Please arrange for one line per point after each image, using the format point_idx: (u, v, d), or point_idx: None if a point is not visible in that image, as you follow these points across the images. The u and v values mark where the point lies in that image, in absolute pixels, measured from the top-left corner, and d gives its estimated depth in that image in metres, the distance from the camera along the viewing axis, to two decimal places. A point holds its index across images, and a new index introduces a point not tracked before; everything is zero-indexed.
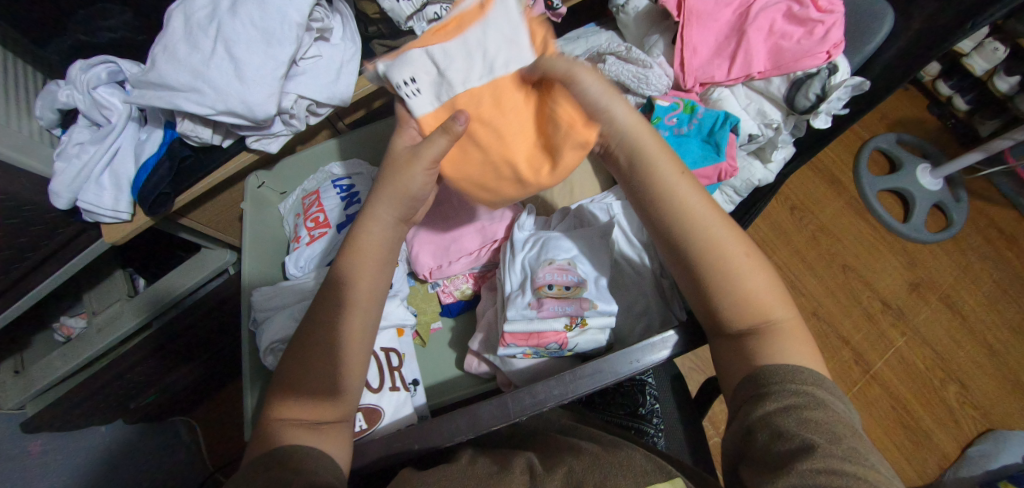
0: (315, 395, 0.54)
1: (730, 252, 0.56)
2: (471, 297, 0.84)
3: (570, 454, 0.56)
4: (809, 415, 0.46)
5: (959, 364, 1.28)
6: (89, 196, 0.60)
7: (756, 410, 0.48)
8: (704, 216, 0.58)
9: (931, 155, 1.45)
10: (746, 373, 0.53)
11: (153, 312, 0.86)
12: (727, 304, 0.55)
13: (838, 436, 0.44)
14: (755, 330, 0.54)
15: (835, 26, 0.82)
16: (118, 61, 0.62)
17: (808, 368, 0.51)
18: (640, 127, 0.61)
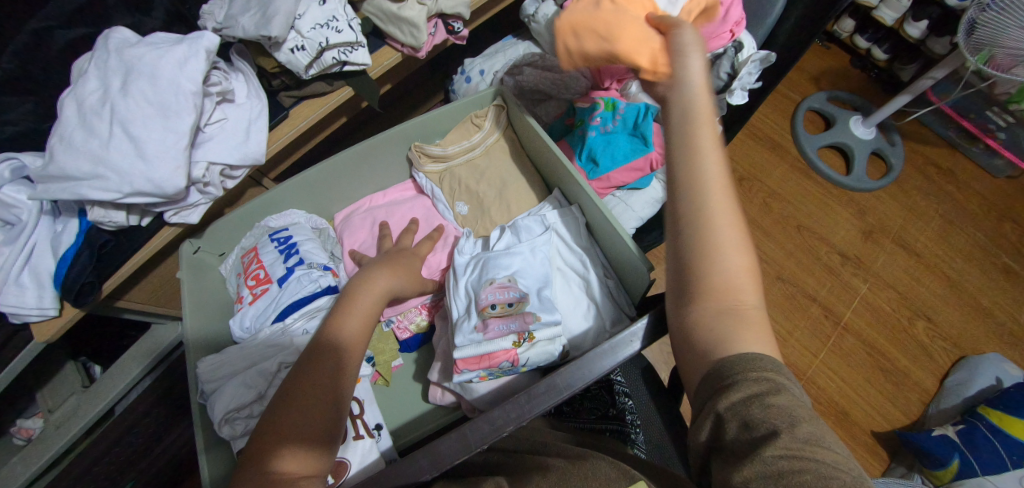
0: (304, 445, 0.52)
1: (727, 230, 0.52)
2: (427, 329, 0.84)
3: (538, 475, 0.59)
4: (772, 401, 0.44)
5: (923, 301, 1.32)
6: (10, 298, 0.58)
7: (722, 401, 0.46)
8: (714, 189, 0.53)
9: (861, 108, 1.50)
10: (706, 370, 0.49)
11: (152, 362, 0.87)
12: (696, 264, 0.52)
13: (798, 419, 0.43)
14: (726, 312, 0.51)
15: (733, 5, 0.84)
16: (19, 156, 0.60)
17: (765, 354, 0.48)
18: (703, 89, 0.56)
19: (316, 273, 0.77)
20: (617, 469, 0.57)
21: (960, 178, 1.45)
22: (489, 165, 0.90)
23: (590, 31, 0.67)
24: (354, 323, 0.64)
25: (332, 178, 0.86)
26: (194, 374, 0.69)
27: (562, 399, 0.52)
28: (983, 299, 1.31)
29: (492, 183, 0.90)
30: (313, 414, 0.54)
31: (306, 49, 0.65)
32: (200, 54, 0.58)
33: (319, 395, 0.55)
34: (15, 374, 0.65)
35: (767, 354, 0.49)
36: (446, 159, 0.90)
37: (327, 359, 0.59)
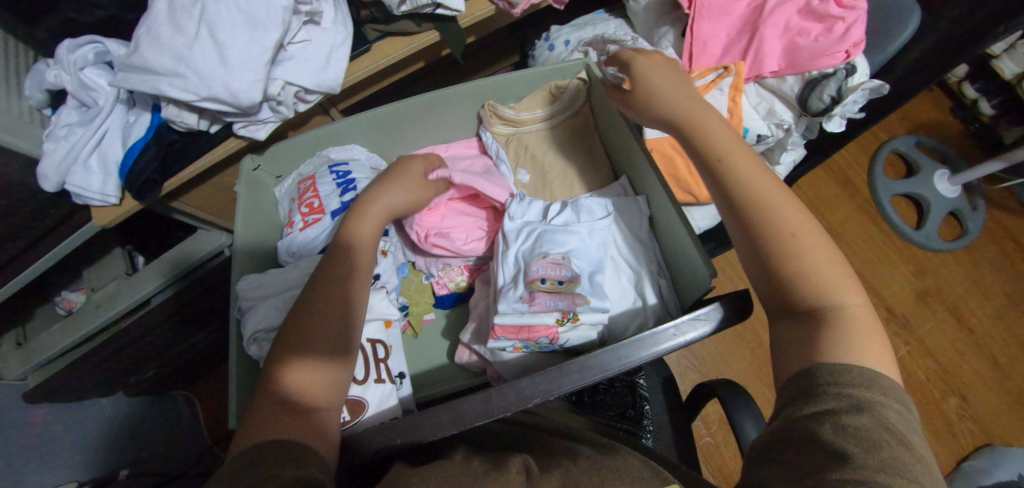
0: (318, 364, 0.55)
1: (817, 259, 0.53)
2: (465, 289, 0.85)
3: (566, 458, 0.60)
4: (847, 421, 0.43)
5: (966, 377, 1.25)
6: (77, 179, 0.60)
7: (799, 410, 0.45)
8: (795, 227, 0.55)
9: (950, 161, 1.40)
10: (800, 368, 0.49)
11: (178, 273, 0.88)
12: (790, 282, 0.53)
13: (879, 445, 0.41)
14: (811, 312, 0.51)
15: (856, 24, 0.81)
16: (105, 42, 0.60)
17: (865, 366, 0.47)
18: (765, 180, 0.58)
19: None
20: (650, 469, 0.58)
21: None
22: (559, 138, 0.89)
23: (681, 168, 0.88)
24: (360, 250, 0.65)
25: (397, 122, 0.84)
26: (235, 289, 0.70)
27: (595, 379, 0.53)
28: None
29: (559, 157, 0.88)
30: (320, 337, 0.56)
31: None
32: None
33: (333, 322, 0.58)
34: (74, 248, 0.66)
35: (865, 367, 0.47)
36: (517, 124, 0.88)
37: (338, 287, 0.61)
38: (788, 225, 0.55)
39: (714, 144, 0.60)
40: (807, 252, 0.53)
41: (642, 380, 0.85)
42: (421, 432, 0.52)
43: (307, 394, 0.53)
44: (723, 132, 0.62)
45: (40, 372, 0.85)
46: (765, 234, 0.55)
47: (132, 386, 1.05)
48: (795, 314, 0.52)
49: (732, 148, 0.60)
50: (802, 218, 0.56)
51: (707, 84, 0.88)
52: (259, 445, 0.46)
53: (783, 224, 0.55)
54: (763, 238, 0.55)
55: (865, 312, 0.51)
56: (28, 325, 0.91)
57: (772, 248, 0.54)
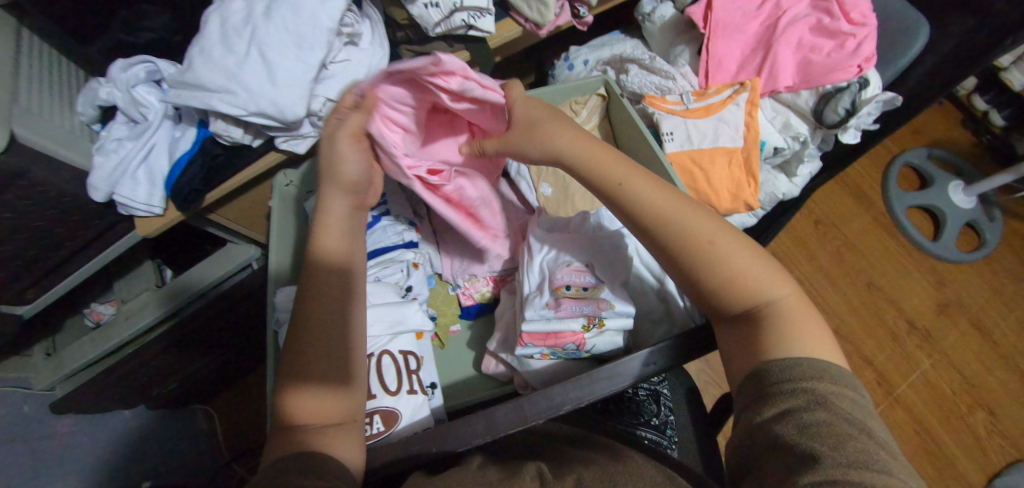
0: (324, 387, 0.54)
1: (735, 261, 0.55)
2: (490, 300, 0.86)
3: (584, 467, 0.60)
4: (805, 418, 0.44)
5: (989, 391, 1.24)
6: (125, 190, 0.62)
7: (757, 416, 0.46)
8: (703, 236, 0.56)
9: (964, 173, 1.41)
10: (751, 368, 0.51)
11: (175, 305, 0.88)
12: (717, 290, 0.54)
13: (842, 439, 0.42)
14: (743, 312, 0.53)
15: (867, 39, 0.83)
16: (156, 61, 0.64)
17: (810, 358, 0.49)
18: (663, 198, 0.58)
19: (401, 227, 0.83)
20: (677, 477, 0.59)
21: None
22: None
23: (698, 180, 0.90)
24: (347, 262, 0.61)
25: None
26: (273, 300, 0.72)
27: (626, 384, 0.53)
28: None
29: None
30: (329, 348, 0.56)
31: (439, 7, 0.65)
32: None
33: (331, 342, 0.57)
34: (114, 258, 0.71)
35: (810, 358, 0.49)
36: None
37: (343, 301, 0.59)
38: (697, 236, 0.56)
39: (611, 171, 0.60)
40: (721, 256, 0.55)
41: (665, 389, 0.85)
42: (446, 441, 0.53)
43: (322, 401, 0.54)
44: (602, 150, 0.62)
45: (68, 382, 0.90)
46: (685, 245, 0.56)
47: (154, 398, 1.07)
48: (723, 319, 0.55)
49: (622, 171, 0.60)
50: (709, 220, 0.57)
51: (723, 99, 0.90)
52: (289, 454, 0.48)
53: (697, 237, 0.55)
54: (679, 258, 0.56)
55: (791, 301, 0.54)
56: (56, 339, 0.98)
57: (692, 262, 0.55)
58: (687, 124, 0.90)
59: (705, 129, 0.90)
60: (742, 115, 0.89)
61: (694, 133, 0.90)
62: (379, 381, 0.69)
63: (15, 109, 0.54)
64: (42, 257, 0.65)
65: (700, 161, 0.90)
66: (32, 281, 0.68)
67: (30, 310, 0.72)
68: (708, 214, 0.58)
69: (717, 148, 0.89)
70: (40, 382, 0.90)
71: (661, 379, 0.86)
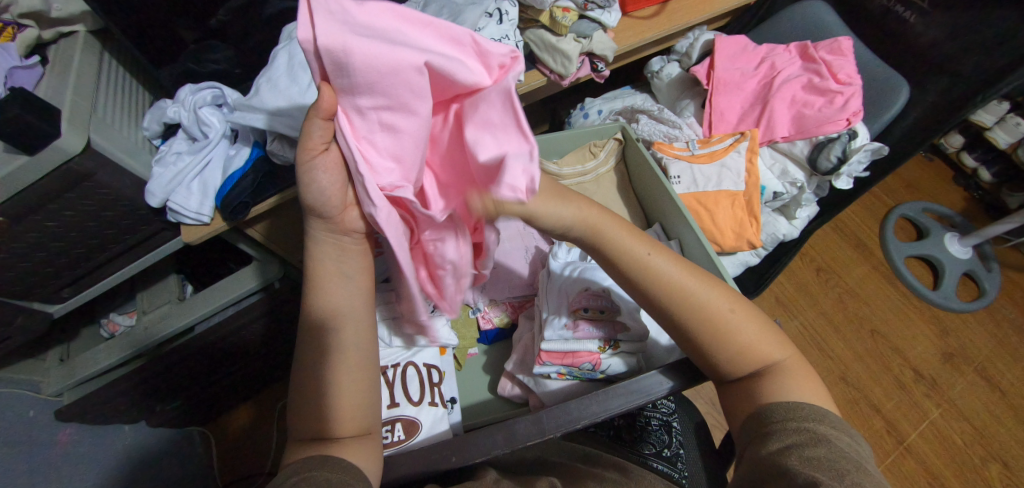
0: (315, 417, 0.55)
1: (740, 330, 0.58)
2: (508, 326, 0.88)
3: (593, 481, 0.61)
4: (810, 453, 0.47)
5: (1001, 443, 1.22)
6: (178, 198, 0.68)
7: (761, 449, 0.50)
8: (713, 311, 0.58)
9: (958, 225, 1.46)
10: (750, 413, 0.55)
11: (133, 351, 0.88)
12: (723, 356, 0.57)
13: (843, 472, 0.45)
14: (752, 371, 0.57)
15: (853, 97, 0.90)
16: (222, 87, 0.72)
17: (810, 403, 0.53)
18: (683, 275, 0.60)
19: None
20: None
21: None
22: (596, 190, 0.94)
23: (703, 217, 0.95)
24: (366, 300, 0.60)
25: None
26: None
27: (633, 405, 0.56)
28: None
29: None
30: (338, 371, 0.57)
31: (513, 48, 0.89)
32: None
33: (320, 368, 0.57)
34: (153, 261, 0.76)
35: (813, 404, 0.53)
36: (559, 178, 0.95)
37: (362, 330, 0.59)
38: (713, 310, 0.58)
39: (633, 250, 0.61)
40: (734, 329, 0.58)
41: (675, 423, 0.83)
42: (463, 453, 0.55)
43: (330, 414, 0.55)
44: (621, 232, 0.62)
45: (75, 390, 0.92)
46: (701, 321, 0.58)
47: (156, 415, 1.08)
48: (730, 381, 0.58)
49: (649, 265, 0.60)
50: (717, 294, 0.60)
51: (728, 145, 0.96)
52: (304, 462, 0.51)
53: (712, 316, 0.58)
54: (690, 325, 0.58)
55: (792, 357, 0.58)
56: (71, 344, 1.00)
57: (709, 343, 0.58)
58: (692, 169, 0.95)
59: (710, 174, 0.95)
60: (743, 160, 0.95)
61: (700, 175, 0.95)
62: (403, 391, 0.75)
63: (92, 120, 0.61)
64: (87, 257, 0.70)
65: (707, 200, 0.94)
66: (70, 281, 0.73)
67: (62, 309, 0.76)
68: (714, 283, 0.61)
69: (723, 190, 0.94)
70: (49, 387, 0.93)
71: (671, 410, 0.84)
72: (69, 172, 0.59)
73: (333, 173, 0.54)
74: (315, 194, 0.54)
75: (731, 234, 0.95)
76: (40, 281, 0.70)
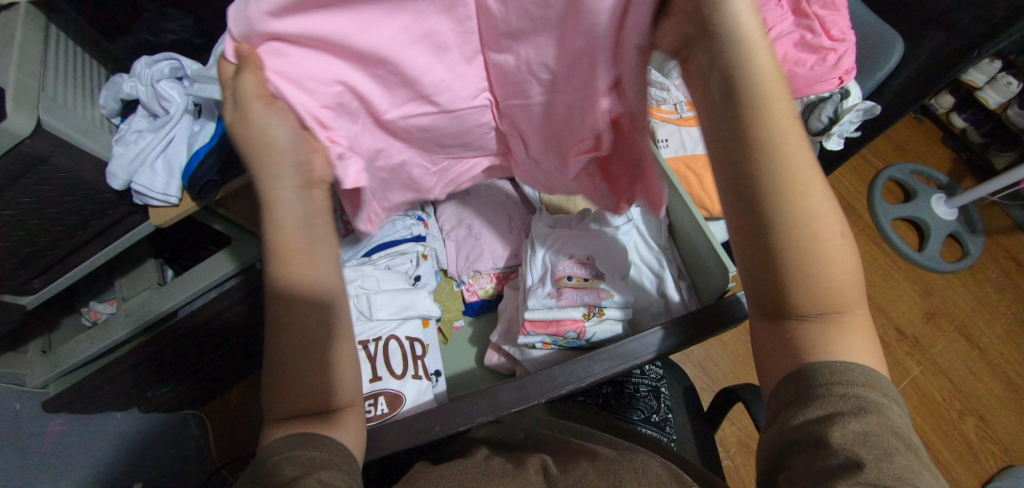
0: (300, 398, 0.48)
1: (834, 259, 0.42)
2: (494, 297, 0.87)
3: (586, 459, 0.56)
4: (856, 426, 0.38)
5: (979, 397, 1.26)
6: (142, 179, 0.65)
7: (797, 416, 0.41)
8: (812, 221, 0.41)
9: (945, 186, 1.46)
10: (788, 370, 0.44)
11: (117, 338, 0.87)
12: (797, 290, 0.42)
13: (891, 451, 0.36)
14: (822, 317, 0.43)
15: (846, 54, 0.86)
16: (179, 58, 0.68)
17: (863, 365, 0.43)
18: (794, 150, 0.40)
19: (409, 221, 0.84)
20: (669, 472, 0.53)
21: None
22: None
23: (692, 181, 0.92)
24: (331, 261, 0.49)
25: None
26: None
27: (627, 367, 0.56)
28: None
29: None
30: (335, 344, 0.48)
31: None
32: None
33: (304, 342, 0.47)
34: (122, 248, 0.73)
35: (865, 365, 0.43)
36: None
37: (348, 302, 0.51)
38: (822, 233, 0.41)
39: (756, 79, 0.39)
40: (826, 259, 0.42)
41: (664, 388, 0.81)
42: (448, 423, 0.55)
43: (325, 387, 0.49)
44: (772, 69, 0.39)
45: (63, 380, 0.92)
46: (792, 233, 0.41)
47: (146, 400, 1.07)
48: (785, 321, 0.44)
49: (783, 128, 0.39)
50: (824, 200, 0.42)
51: None
52: (283, 442, 0.46)
53: (812, 226, 0.41)
54: (781, 226, 0.41)
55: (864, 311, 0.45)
56: (53, 335, 0.99)
57: (790, 267, 0.42)
58: (679, 135, 0.95)
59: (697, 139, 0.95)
60: None
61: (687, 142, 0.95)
62: (386, 365, 0.75)
63: (43, 99, 0.58)
64: (52, 244, 0.67)
65: (694, 166, 0.92)
66: (39, 270, 0.70)
67: (35, 300, 0.74)
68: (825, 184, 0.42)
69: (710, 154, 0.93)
70: (33, 379, 0.91)
71: (660, 376, 0.82)
72: (23, 156, 0.55)
73: (288, 122, 0.43)
74: (280, 141, 0.43)
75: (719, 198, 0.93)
76: (6, 271, 0.67)
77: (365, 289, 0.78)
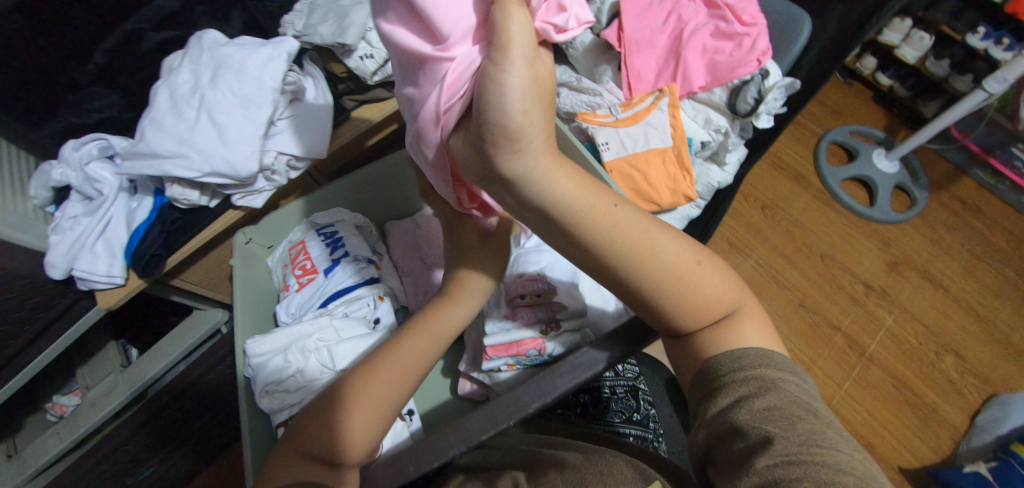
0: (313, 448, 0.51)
1: (700, 282, 0.50)
2: (460, 325, 0.88)
3: (554, 471, 0.57)
4: (757, 404, 0.43)
5: (952, 335, 1.30)
6: (84, 264, 0.66)
7: (711, 408, 0.45)
8: (672, 266, 0.48)
9: (883, 141, 1.52)
10: (697, 369, 0.50)
11: (83, 431, 0.83)
12: (681, 315, 0.50)
13: (794, 420, 0.41)
14: (712, 322, 0.51)
15: (761, 36, 0.90)
16: (108, 139, 0.71)
17: (757, 347, 0.49)
18: (634, 228, 0.47)
19: (360, 264, 0.86)
20: (635, 469, 0.54)
21: (986, 213, 1.45)
22: None
23: (632, 180, 0.96)
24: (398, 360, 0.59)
25: (359, 190, 0.92)
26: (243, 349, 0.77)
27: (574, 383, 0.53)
28: (1013, 339, 1.30)
29: None
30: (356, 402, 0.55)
31: (374, 58, 0.79)
32: (282, 55, 0.71)
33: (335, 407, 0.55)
34: (69, 343, 0.68)
35: (758, 348, 0.49)
36: None
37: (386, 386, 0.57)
38: (681, 275, 0.49)
39: (581, 194, 0.45)
40: (693, 285, 0.50)
41: (642, 384, 0.82)
42: (416, 464, 0.49)
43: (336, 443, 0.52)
44: (573, 183, 0.44)
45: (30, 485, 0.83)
46: (659, 279, 0.48)
47: None
48: (682, 337, 0.53)
49: (613, 221, 0.46)
50: (674, 243, 0.49)
51: (647, 107, 0.98)
52: None
53: (674, 275, 0.49)
54: (637, 284, 0.48)
55: (742, 303, 0.54)
56: None
57: (669, 305, 0.49)
58: (618, 138, 0.98)
59: (635, 136, 0.97)
60: (667, 118, 0.96)
61: (626, 142, 0.97)
62: None
63: None
64: None
65: (635, 165, 0.96)
66: None
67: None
68: (668, 230, 0.50)
69: (652, 150, 0.96)
70: None
71: (635, 373, 0.83)
72: None
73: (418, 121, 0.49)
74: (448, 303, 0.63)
75: (666, 191, 0.96)
76: None
77: (326, 344, 0.76)
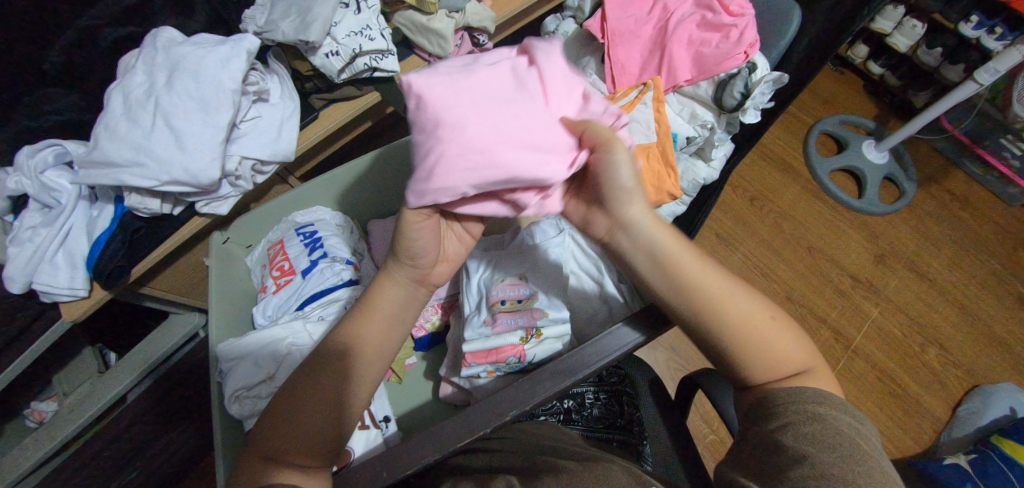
0: (305, 442, 0.51)
1: (775, 333, 0.54)
2: (441, 328, 0.86)
3: (550, 476, 0.55)
4: (804, 429, 0.47)
5: (937, 327, 1.31)
6: (44, 277, 0.65)
7: (763, 426, 0.49)
8: (751, 316, 0.55)
9: (873, 132, 1.50)
10: (756, 401, 0.53)
11: (61, 439, 0.80)
12: (745, 359, 0.54)
13: (834, 446, 0.45)
14: (787, 378, 0.53)
15: (748, 27, 0.87)
16: (63, 143, 0.68)
17: (816, 387, 0.51)
18: (717, 277, 0.56)
19: (339, 266, 0.83)
20: (629, 473, 0.54)
21: (974, 204, 1.45)
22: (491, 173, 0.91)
23: None
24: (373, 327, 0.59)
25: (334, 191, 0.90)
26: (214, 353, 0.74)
27: (572, 382, 0.52)
28: (997, 330, 1.30)
29: None
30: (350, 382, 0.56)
31: (339, 55, 0.76)
32: (241, 54, 0.68)
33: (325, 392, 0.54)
34: (34, 355, 0.67)
35: (819, 389, 0.51)
36: None
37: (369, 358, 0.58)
38: (754, 324, 0.54)
39: (666, 240, 0.58)
40: (769, 334, 0.54)
41: (627, 387, 0.81)
42: (406, 466, 0.49)
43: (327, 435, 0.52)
44: (669, 235, 0.58)
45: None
46: (731, 321, 0.54)
47: None
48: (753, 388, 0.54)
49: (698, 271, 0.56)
50: (757, 302, 0.56)
51: (631, 102, 0.95)
52: None
53: (748, 320, 0.54)
54: (715, 324, 0.55)
55: (820, 367, 0.54)
56: None
57: (738, 348, 0.54)
58: None
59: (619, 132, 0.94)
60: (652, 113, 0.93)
61: None
62: None
63: None
64: None
65: None
66: None
67: None
68: (757, 295, 0.57)
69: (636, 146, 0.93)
70: None
71: (621, 377, 0.81)
72: None
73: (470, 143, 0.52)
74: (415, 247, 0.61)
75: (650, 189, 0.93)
76: None
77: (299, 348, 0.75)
